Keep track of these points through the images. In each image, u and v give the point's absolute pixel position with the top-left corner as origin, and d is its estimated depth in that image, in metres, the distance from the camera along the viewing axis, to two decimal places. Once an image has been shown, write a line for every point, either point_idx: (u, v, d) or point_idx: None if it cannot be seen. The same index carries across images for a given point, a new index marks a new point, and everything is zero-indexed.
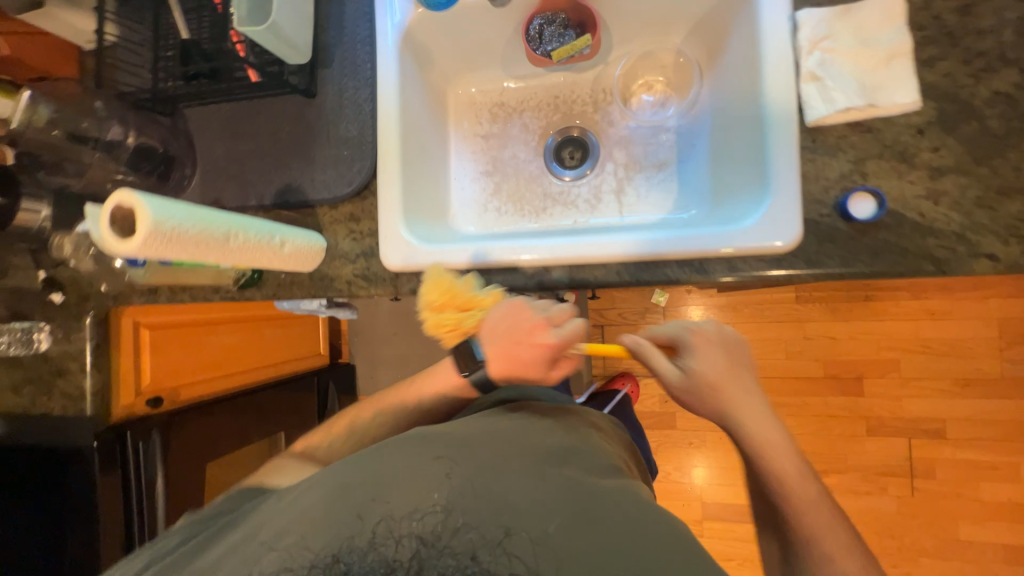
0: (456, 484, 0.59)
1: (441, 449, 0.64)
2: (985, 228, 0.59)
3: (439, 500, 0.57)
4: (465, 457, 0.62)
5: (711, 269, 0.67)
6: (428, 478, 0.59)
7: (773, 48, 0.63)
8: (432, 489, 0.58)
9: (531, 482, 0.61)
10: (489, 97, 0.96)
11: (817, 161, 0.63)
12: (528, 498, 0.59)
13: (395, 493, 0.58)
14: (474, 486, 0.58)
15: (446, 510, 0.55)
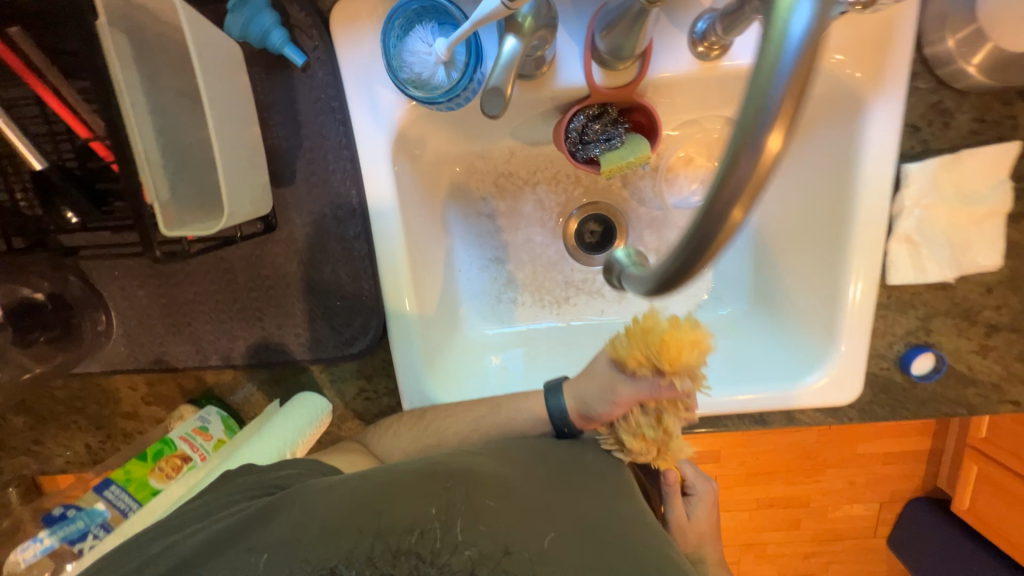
0: (465, 503, 0.47)
1: (454, 464, 0.52)
2: (1018, 378, 0.62)
3: (439, 516, 0.45)
4: (483, 477, 0.50)
5: (770, 417, 0.66)
6: (426, 500, 0.47)
7: (867, 202, 0.55)
8: (431, 503, 0.46)
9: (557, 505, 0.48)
10: (494, 167, 0.76)
11: (889, 316, 0.61)
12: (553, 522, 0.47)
13: (393, 513, 0.46)
14: (479, 504, 0.47)
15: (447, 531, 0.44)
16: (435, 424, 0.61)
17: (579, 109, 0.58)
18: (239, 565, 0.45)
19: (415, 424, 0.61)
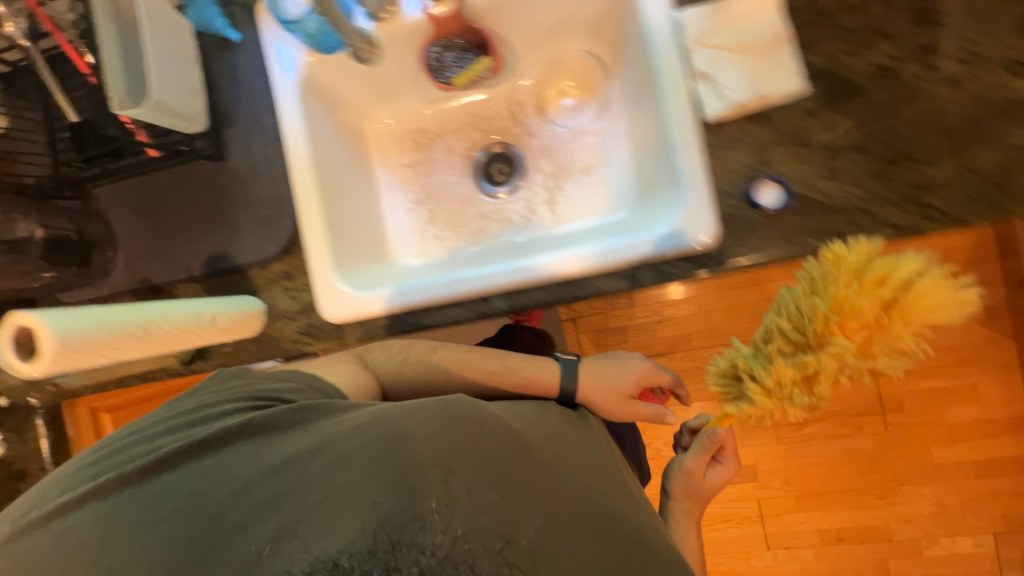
0: (473, 491, 0.48)
1: (463, 422, 0.54)
2: (884, 199, 0.61)
3: (439, 508, 0.47)
4: (499, 461, 0.52)
5: (640, 276, 0.68)
6: (436, 484, 0.48)
7: (662, 51, 0.64)
8: (431, 497, 0.47)
9: (558, 493, 0.52)
10: (409, 125, 0.95)
11: (723, 155, 0.64)
12: (545, 518, 0.49)
13: (393, 502, 0.47)
14: (487, 496, 0.49)
15: (448, 526, 0.46)
16: (446, 360, 0.73)
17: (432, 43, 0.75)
18: (247, 518, 0.49)
19: (424, 354, 0.74)
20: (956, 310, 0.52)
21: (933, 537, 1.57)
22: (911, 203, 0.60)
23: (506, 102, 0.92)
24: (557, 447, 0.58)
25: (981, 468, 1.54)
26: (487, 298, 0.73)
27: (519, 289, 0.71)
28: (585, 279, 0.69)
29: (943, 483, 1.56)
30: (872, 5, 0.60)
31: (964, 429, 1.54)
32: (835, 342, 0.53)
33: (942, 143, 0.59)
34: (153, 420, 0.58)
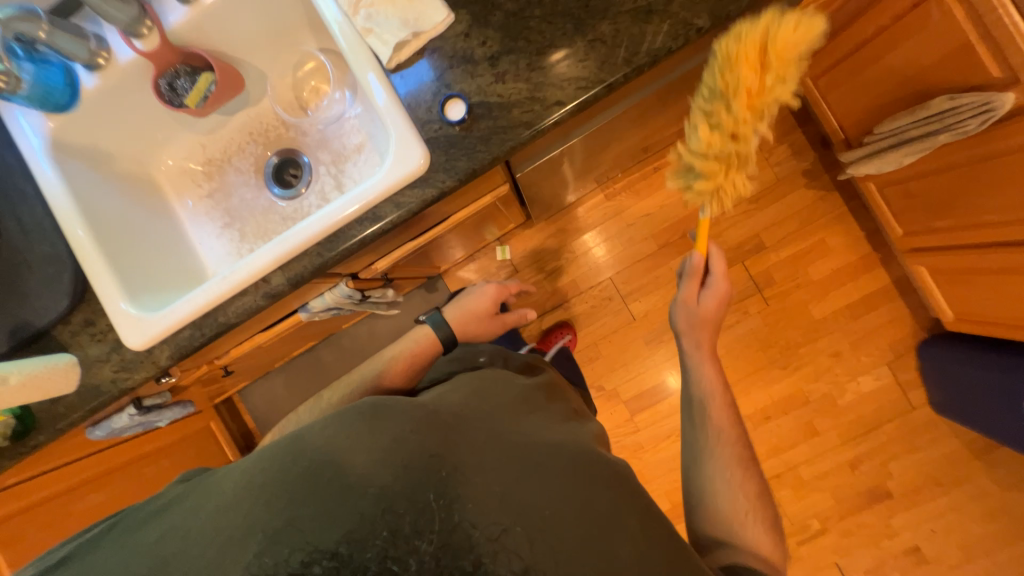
0: (490, 479, 0.56)
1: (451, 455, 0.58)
2: (544, 84, 0.71)
3: (436, 494, 0.54)
4: (457, 440, 0.59)
5: (381, 213, 0.76)
6: (432, 473, 0.55)
7: (335, 22, 0.73)
8: (430, 484, 0.54)
9: (515, 457, 0.60)
10: (194, 160, 1.01)
11: (412, 91, 0.74)
12: (524, 473, 0.58)
13: (392, 494, 0.54)
14: (459, 463, 0.56)
15: (480, 510, 0.53)
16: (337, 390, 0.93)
17: (157, 75, 0.82)
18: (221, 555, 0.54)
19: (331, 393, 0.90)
20: (813, 38, 0.69)
21: (842, 384, 1.70)
22: (566, 81, 0.71)
23: (274, 115, 1.00)
24: (512, 425, 0.66)
25: (856, 310, 1.68)
26: (267, 278, 0.79)
27: (289, 260, 0.78)
28: (340, 232, 0.77)
29: (831, 334, 1.70)
30: None
31: (829, 280, 1.69)
32: (787, 72, 0.70)
33: (569, 27, 0.71)
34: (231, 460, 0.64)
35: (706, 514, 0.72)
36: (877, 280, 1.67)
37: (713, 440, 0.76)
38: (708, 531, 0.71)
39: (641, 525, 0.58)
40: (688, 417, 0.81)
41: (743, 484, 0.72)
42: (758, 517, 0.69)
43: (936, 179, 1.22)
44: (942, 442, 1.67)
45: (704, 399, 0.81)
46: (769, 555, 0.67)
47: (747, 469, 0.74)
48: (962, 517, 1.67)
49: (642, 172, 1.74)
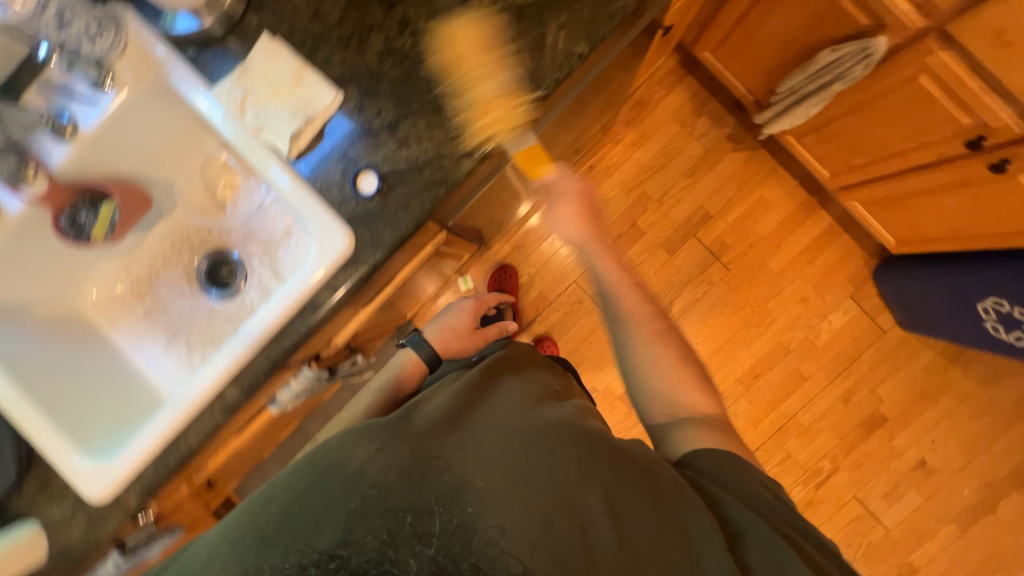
0: (489, 478, 0.58)
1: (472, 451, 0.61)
2: (448, 139, 0.72)
3: (441, 502, 0.57)
4: (459, 446, 0.62)
5: (320, 301, 0.75)
6: (434, 481, 0.58)
7: (225, 126, 0.72)
8: (439, 486, 0.58)
9: (516, 450, 0.61)
10: (120, 284, 0.97)
11: (320, 175, 0.73)
12: (522, 466, 0.59)
13: (402, 501, 0.57)
14: (474, 464, 0.60)
15: (481, 512, 0.56)
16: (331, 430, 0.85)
17: (57, 213, 0.78)
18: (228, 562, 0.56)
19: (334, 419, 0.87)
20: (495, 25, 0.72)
21: (815, 327, 1.75)
22: (467, 132, 0.72)
23: (193, 219, 0.96)
24: (514, 414, 0.65)
25: (810, 253, 1.75)
26: (219, 394, 0.76)
27: (237, 371, 0.75)
28: (282, 330, 0.75)
29: (795, 282, 1.76)
30: (349, 12, 0.73)
31: (779, 232, 1.75)
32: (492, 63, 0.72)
33: (458, 79, 0.72)
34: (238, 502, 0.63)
35: (653, 411, 0.74)
36: (821, 222, 1.74)
37: (635, 329, 0.76)
38: (663, 421, 0.73)
39: (643, 492, 0.60)
40: (613, 325, 0.78)
41: (661, 352, 0.75)
42: (694, 381, 0.74)
43: (843, 123, 1.29)
44: (917, 357, 1.75)
45: (627, 309, 0.76)
46: (704, 409, 0.73)
47: (661, 337, 0.76)
48: (954, 422, 1.75)
49: (579, 172, 1.77)
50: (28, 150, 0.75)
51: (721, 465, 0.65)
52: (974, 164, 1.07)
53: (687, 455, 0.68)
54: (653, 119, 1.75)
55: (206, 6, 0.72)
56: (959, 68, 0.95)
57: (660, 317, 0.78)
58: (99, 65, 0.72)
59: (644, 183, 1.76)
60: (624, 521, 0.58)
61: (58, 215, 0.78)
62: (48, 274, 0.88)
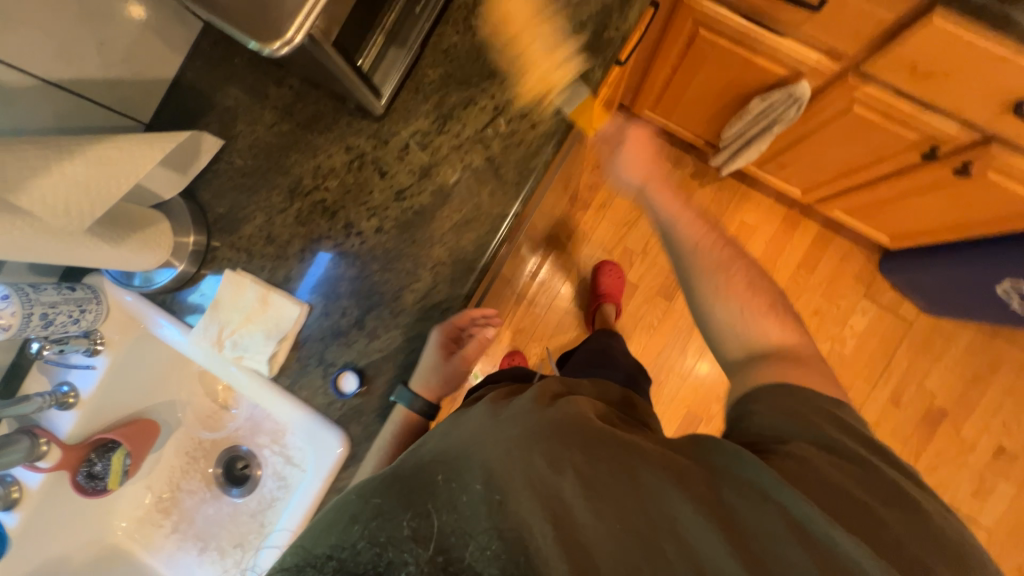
0: (483, 482, 0.50)
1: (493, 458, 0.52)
2: (414, 322, 0.75)
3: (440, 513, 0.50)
4: (453, 456, 0.54)
5: (328, 505, 0.76)
6: (433, 492, 0.52)
7: (211, 361, 0.77)
8: (441, 499, 0.51)
9: (500, 453, 0.52)
10: (146, 507, 0.99)
11: (303, 384, 0.76)
12: (523, 467, 0.50)
13: (408, 509, 0.50)
14: (490, 474, 0.51)
15: (476, 519, 0.49)
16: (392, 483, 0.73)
17: (74, 473, 0.82)
18: None
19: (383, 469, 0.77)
20: None
21: (839, 335, 1.68)
22: (430, 311, 0.74)
23: (201, 427, 0.98)
24: (502, 415, 0.57)
25: (809, 263, 1.70)
26: None
27: None
28: None
29: (803, 294, 1.70)
30: (298, 228, 0.77)
31: (772, 249, 1.71)
32: None
33: (410, 265, 0.75)
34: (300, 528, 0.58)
35: (728, 338, 0.70)
36: (810, 231, 1.70)
37: (700, 260, 0.74)
38: (735, 346, 0.69)
39: (614, 457, 0.51)
40: (676, 258, 0.77)
41: (732, 278, 0.72)
42: (767, 309, 0.70)
43: (797, 149, 1.29)
44: (956, 340, 1.65)
45: (699, 258, 0.74)
46: (787, 340, 0.68)
47: (734, 262, 0.74)
48: (1019, 397, 1.62)
49: (559, 244, 1.78)
50: (35, 427, 0.79)
51: (783, 402, 0.59)
52: (935, 170, 1.06)
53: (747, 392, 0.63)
54: None
55: (174, 254, 0.77)
56: (886, 96, 0.96)
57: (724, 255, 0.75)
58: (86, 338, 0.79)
59: (623, 237, 1.77)
60: (601, 498, 0.48)
61: (75, 474, 0.82)
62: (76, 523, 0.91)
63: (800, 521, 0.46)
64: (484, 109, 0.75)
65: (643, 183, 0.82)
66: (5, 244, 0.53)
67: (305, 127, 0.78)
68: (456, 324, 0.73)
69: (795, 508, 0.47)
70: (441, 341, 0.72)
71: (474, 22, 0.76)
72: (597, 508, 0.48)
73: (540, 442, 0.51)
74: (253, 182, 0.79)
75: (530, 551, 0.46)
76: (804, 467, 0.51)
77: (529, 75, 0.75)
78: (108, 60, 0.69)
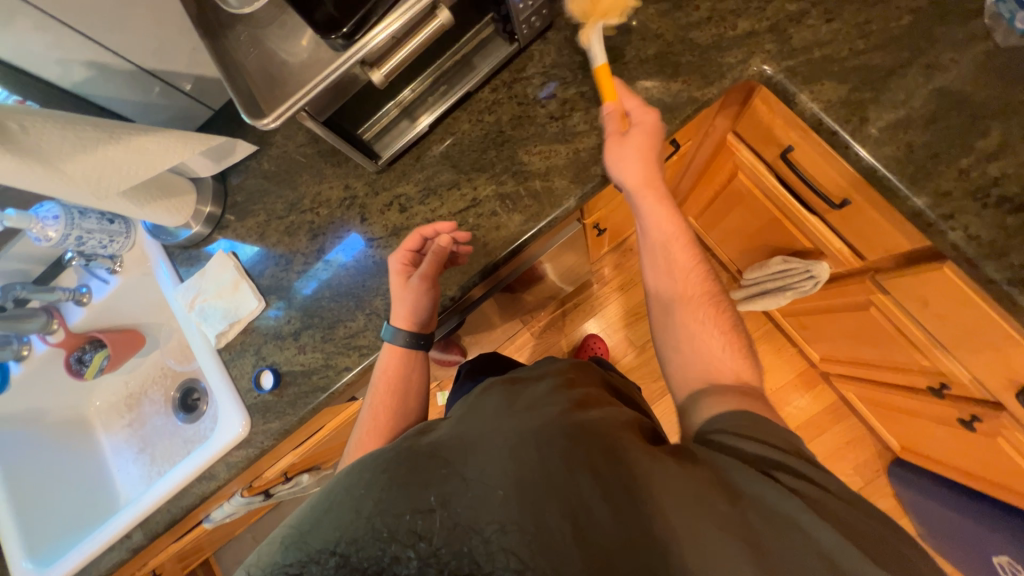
0: (483, 478, 0.50)
1: (518, 439, 0.53)
2: (337, 352, 0.84)
3: (451, 502, 0.49)
4: (451, 446, 0.55)
5: (216, 471, 0.87)
6: (437, 481, 0.51)
7: (183, 315, 0.92)
8: (447, 490, 0.50)
9: (510, 446, 0.52)
10: (119, 397, 1.16)
11: (237, 364, 0.89)
12: (533, 470, 0.49)
13: (416, 493, 0.50)
14: (510, 464, 0.50)
15: (480, 510, 0.48)
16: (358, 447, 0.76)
17: (71, 353, 1.01)
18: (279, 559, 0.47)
19: None
20: None
21: None
22: (352, 349, 0.83)
23: (178, 353, 1.12)
24: (489, 407, 0.60)
25: (811, 431, 1.55)
26: (128, 533, 0.90)
27: (147, 516, 0.89)
28: (182, 490, 0.88)
29: None
30: (285, 237, 0.90)
31: (777, 400, 1.57)
32: None
33: (352, 304, 0.84)
34: (323, 492, 0.54)
35: (682, 367, 0.66)
36: (823, 397, 1.55)
37: (678, 296, 0.69)
38: (693, 374, 0.65)
39: (618, 479, 0.48)
40: (654, 294, 0.73)
41: (702, 323, 0.67)
42: (732, 344, 0.65)
43: (816, 318, 1.20)
44: None
45: (662, 292, 0.71)
46: (742, 374, 0.63)
47: (709, 299, 0.68)
48: None
49: (563, 308, 1.78)
50: (55, 310, 1.01)
51: (737, 425, 0.54)
52: (944, 406, 0.95)
53: (700, 427, 0.58)
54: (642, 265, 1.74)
55: (193, 218, 0.92)
56: (902, 316, 0.87)
57: (691, 294, 0.69)
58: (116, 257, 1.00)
59: (627, 326, 1.75)
60: (612, 496, 0.47)
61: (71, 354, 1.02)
62: (62, 387, 1.10)
63: (816, 551, 0.41)
64: (464, 197, 0.82)
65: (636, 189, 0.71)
66: (56, 185, 0.68)
67: (323, 156, 0.90)
68: (405, 245, 0.77)
69: (794, 541, 0.42)
70: (393, 266, 0.78)
71: (487, 117, 0.82)
72: (609, 507, 0.46)
73: (536, 451, 0.51)
74: (269, 186, 0.93)
75: (545, 540, 0.45)
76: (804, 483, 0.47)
77: (513, 181, 0.80)
78: (194, 61, 0.85)
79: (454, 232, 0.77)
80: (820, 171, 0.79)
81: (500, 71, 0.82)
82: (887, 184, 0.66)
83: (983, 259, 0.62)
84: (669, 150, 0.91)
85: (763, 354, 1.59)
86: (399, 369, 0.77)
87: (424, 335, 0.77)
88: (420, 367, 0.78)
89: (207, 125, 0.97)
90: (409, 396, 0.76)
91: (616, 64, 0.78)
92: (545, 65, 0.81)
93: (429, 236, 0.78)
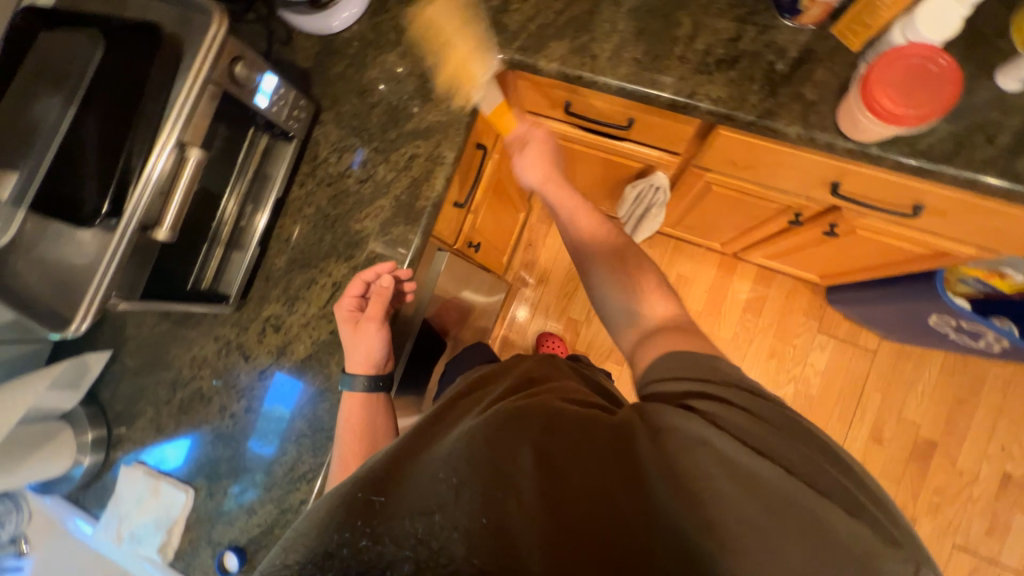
0: (476, 478, 0.47)
1: (518, 428, 0.50)
2: (287, 494, 0.80)
3: (446, 499, 0.46)
4: (442, 447, 0.52)
5: None
6: (431, 483, 0.48)
7: (117, 550, 0.84)
8: (443, 483, 0.47)
9: (505, 438, 0.49)
10: None
11: (195, 566, 0.82)
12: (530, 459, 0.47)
13: (411, 494, 0.48)
14: (508, 458, 0.48)
15: (472, 512, 0.45)
16: None
17: None
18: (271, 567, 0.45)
19: None
20: None
21: (802, 375, 1.64)
22: (299, 481, 0.80)
23: None
24: (491, 401, 0.57)
25: (756, 306, 1.67)
26: None
27: None
28: None
29: (758, 337, 1.66)
30: (182, 416, 0.86)
31: (716, 297, 1.68)
32: None
33: (277, 440, 0.82)
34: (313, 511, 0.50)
35: (622, 325, 0.73)
36: (748, 273, 1.68)
37: (597, 266, 0.78)
38: (633, 328, 0.72)
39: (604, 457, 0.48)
40: (584, 268, 0.81)
41: (641, 280, 0.75)
42: (652, 290, 0.74)
43: (690, 217, 1.32)
44: (926, 364, 1.58)
45: (595, 254, 0.79)
46: (667, 314, 0.71)
47: (623, 256, 0.78)
48: (1012, 415, 1.53)
49: (505, 325, 1.81)
50: None
51: (668, 370, 0.60)
52: (812, 230, 1.08)
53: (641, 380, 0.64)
54: (547, 251, 1.82)
55: (79, 452, 0.86)
56: (733, 181, 0.98)
57: (625, 254, 0.78)
58: (16, 539, 0.90)
59: (565, 308, 1.80)
60: (568, 477, 0.47)
61: None
62: None
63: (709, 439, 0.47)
64: (325, 287, 0.84)
65: (545, 185, 0.85)
66: None
67: (181, 323, 0.88)
68: (350, 291, 0.77)
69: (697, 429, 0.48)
70: (343, 314, 0.77)
71: (308, 211, 0.85)
72: (565, 489, 0.46)
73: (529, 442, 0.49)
74: (143, 379, 0.88)
75: (509, 541, 0.43)
76: (721, 407, 0.53)
77: (359, 250, 0.83)
78: None
79: (396, 272, 0.78)
80: (599, 109, 0.90)
81: (297, 167, 0.86)
82: (640, 94, 0.77)
83: (735, 110, 0.72)
84: (482, 154, 0.99)
85: (682, 267, 1.70)
86: (362, 418, 0.75)
87: (381, 375, 0.78)
88: (378, 398, 0.77)
89: (51, 358, 0.92)
90: (380, 434, 0.74)
91: (390, 113, 0.85)
92: (334, 142, 0.86)
93: (373, 280, 0.78)
